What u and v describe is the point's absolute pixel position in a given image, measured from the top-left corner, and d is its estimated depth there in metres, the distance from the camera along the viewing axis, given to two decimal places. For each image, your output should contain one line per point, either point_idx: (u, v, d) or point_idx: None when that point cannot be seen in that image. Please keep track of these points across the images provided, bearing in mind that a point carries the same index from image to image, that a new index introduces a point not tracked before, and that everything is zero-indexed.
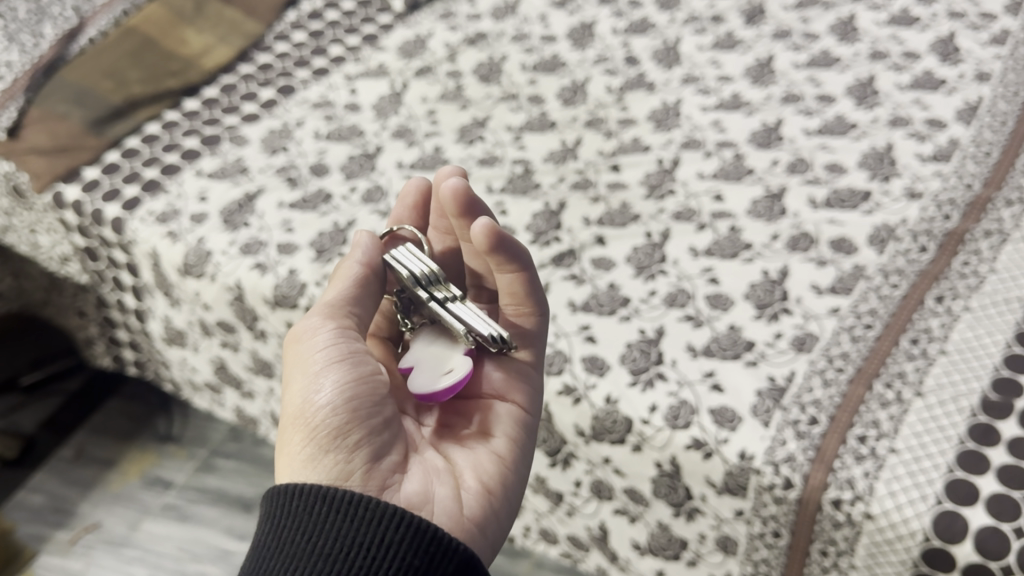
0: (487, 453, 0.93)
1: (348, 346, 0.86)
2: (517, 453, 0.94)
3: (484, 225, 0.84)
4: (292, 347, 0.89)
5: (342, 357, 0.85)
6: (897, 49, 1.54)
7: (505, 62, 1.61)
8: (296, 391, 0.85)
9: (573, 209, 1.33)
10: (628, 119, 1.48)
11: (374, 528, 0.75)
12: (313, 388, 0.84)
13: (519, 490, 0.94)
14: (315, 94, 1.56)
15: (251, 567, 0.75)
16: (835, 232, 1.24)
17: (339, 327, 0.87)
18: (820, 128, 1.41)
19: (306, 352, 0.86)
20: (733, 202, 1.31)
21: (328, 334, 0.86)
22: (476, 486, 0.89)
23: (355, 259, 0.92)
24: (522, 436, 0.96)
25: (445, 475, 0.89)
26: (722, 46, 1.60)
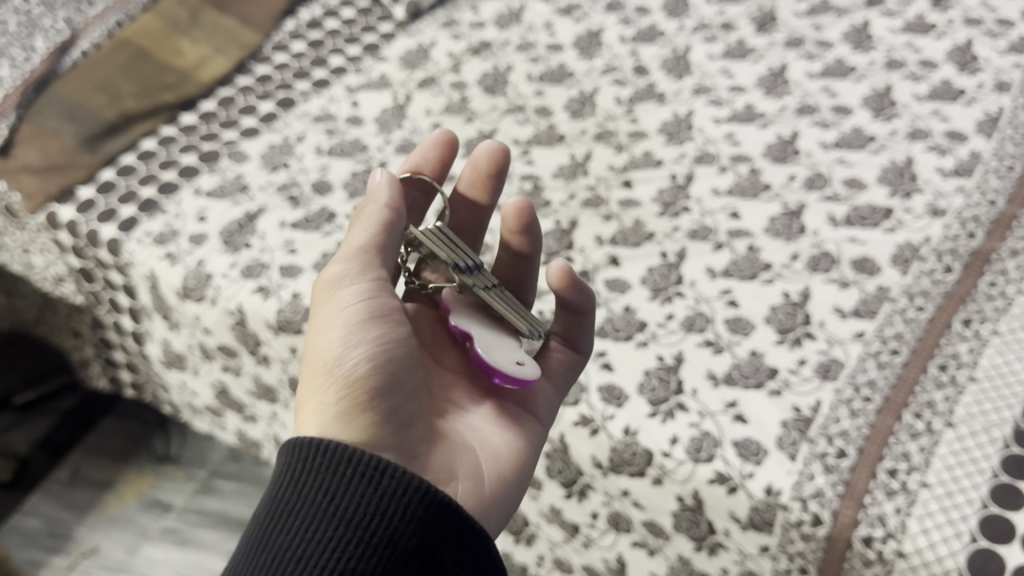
0: (502, 438, 0.91)
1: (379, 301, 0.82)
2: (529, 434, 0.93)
3: (563, 268, 0.91)
4: (320, 295, 0.83)
5: (373, 313, 0.81)
6: (914, 58, 1.50)
7: (511, 72, 1.57)
8: (328, 339, 0.80)
9: (585, 227, 1.29)
10: (639, 132, 1.44)
11: (399, 498, 0.70)
12: (345, 347, 0.79)
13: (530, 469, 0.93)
14: (316, 107, 1.51)
15: (263, 518, 0.70)
16: (856, 252, 1.20)
17: (371, 281, 0.82)
18: (837, 141, 1.37)
19: (338, 305, 0.81)
20: (750, 219, 1.27)
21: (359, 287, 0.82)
22: (492, 462, 0.88)
23: (382, 200, 0.85)
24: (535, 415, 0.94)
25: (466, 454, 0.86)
26: (733, 55, 1.55)
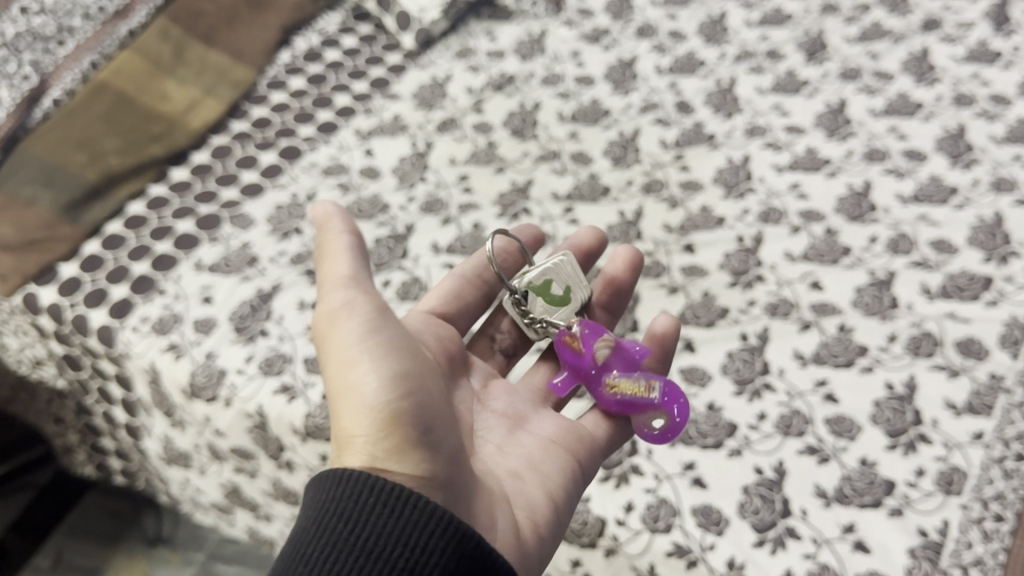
0: (541, 490, 0.85)
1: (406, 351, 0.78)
2: (562, 485, 0.87)
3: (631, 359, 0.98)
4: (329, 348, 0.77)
5: (375, 359, 0.75)
6: (982, 92, 1.38)
7: (539, 110, 1.42)
8: (355, 383, 0.73)
9: (648, 302, 1.15)
10: (692, 182, 1.29)
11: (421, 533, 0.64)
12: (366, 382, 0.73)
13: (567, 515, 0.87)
14: (325, 157, 1.35)
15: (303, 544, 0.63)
16: (960, 332, 1.07)
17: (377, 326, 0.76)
18: (916, 194, 1.24)
19: (346, 352, 0.75)
20: (834, 291, 1.13)
21: (372, 327, 0.76)
22: (529, 524, 0.81)
23: (343, 230, 0.82)
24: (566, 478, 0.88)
25: (503, 502, 0.80)
26: (784, 88, 1.41)
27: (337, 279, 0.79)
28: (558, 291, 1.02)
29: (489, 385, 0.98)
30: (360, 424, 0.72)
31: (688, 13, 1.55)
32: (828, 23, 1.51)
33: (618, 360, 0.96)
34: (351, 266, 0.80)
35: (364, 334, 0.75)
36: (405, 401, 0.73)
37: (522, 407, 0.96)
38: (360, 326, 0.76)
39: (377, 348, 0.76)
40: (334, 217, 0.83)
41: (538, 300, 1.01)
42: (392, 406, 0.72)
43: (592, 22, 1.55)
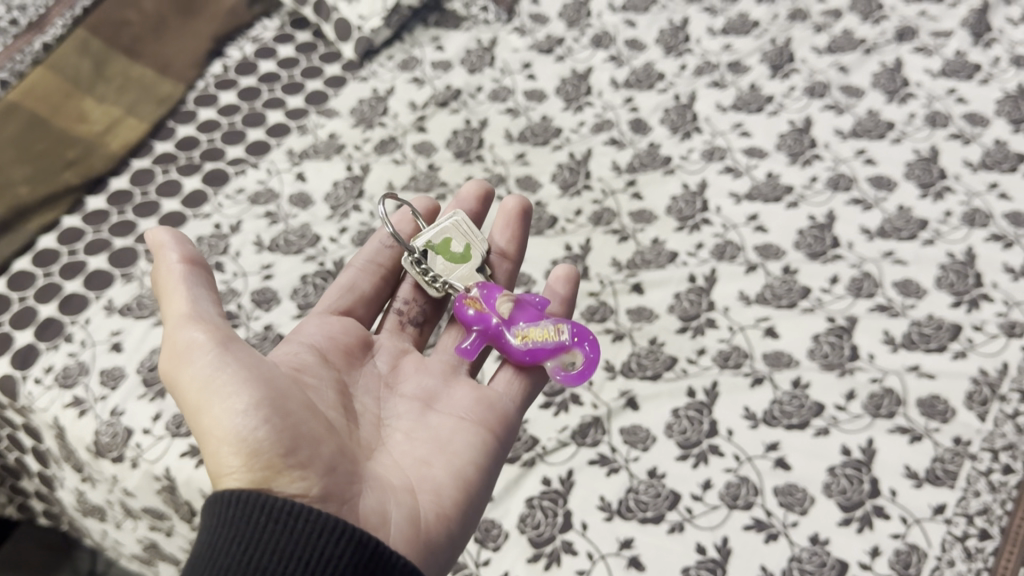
0: (447, 473, 0.78)
1: (267, 371, 0.72)
2: (476, 476, 0.80)
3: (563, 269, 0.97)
4: (183, 378, 0.71)
5: (234, 378, 0.69)
6: (958, 110, 1.28)
7: (485, 129, 1.33)
8: (218, 413, 0.68)
9: (590, 350, 1.06)
10: (644, 212, 1.21)
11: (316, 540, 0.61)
12: (225, 409, 0.68)
13: (483, 498, 0.81)
14: (252, 181, 1.26)
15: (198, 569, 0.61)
16: (924, 389, 0.99)
17: (227, 347, 0.71)
18: (882, 228, 1.16)
19: (204, 379, 0.70)
20: (791, 340, 1.05)
21: (221, 359, 0.70)
22: (433, 514, 0.75)
23: (173, 261, 0.76)
24: (484, 455, 0.82)
25: (401, 493, 0.74)
26: (747, 105, 1.32)
27: (179, 319, 0.73)
28: (457, 249, 0.96)
29: (398, 365, 0.90)
30: (232, 455, 0.68)
31: (647, 19, 1.45)
32: (796, 30, 1.42)
33: (521, 312, 0.89)
34: (191, 302, 0.74)
35: (213, 371, 0.69)
36: (269, 414, 0.68)
37: (435, 382, 0.89)
38: (215, 359, 0.70)
39: (236, 368, 0.70)
40: (164, 250, 0.76)
41: (438, 260, 0.95)
42: (256, 423, 0.67)
43: (546, 30, 1.45)
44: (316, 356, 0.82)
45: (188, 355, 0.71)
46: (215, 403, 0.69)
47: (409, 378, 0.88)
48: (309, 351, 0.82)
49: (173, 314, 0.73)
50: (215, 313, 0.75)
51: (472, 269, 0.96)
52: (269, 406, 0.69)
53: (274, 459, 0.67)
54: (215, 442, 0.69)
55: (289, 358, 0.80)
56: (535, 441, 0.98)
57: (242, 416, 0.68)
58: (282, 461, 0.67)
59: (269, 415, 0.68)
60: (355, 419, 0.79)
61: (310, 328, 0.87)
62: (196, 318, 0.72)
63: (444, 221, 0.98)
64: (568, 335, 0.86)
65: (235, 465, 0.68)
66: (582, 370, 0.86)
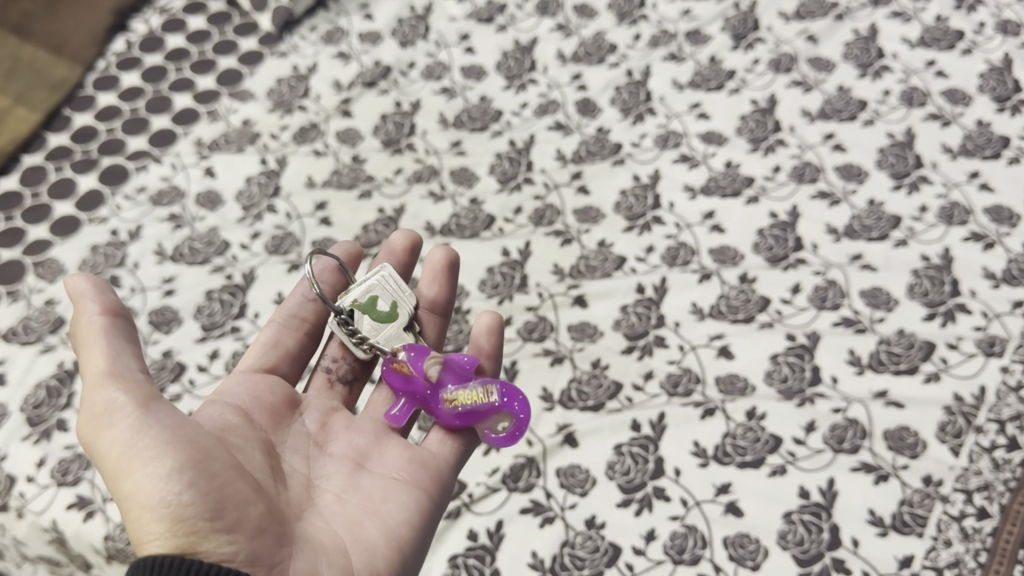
0: (383, 531, 0.68)
1: (195, 427, 0.62)
2: (415, 532, 0.70)
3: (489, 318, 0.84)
4: (103, 439, 0.62)
5: (163, 439, 0.60)
6: (937, 86, 1.16)
7: (417, 113, 1.20)
8: (143, 476, 0.59)
9: (526, 376, 0.96)
10: (590, 210, 1.09)
11: None
12: (151, 473, 0.59)
13: (423, 554, 0.71)
14: (156, 179, 1.14)
15: None
16: (892, 420, 0.90)
17: (154, 407, 0.62)
18: (851, 226, 1.05)
19: (127, 441, 0.60)
20: (747, 361, 0.95)
21: (145, 419, 0.61)
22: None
23: (95, 312, 0.66)
24: (423, 509, 0.72)
25: (333, 554, 0.64)
26: (705, 82, 1.20)
27: (97, 376, 0.63)
28: (383, 305, 0.83)
29: (330, 422, 0.77)
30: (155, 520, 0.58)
31: None
32: None
33: (450, 373, 0.78)
34: (114, 356, 0.64)
35: (134, 434, 0.61)
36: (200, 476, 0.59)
37: (368, 440, 0.76)
38: (138, 421, 0.61)
39: (165, 427, 0.61)
40: (85, 298, 0.66)
41: (365, 320, 0.82)
42: (185, 487, 0.59)
43: None
44: (240, 416, 0.70)
45: (108, 418, 0.62)
46: (137, 465, 0.60)
47: (340, 434, 0.76)
48: (230, 408, 0.70)
49: (92, 373, 0.64)
50: (138, 368, 0.65)
51: (401, 327, 0.83)
52: (194, 468, 0.60)
53: (199, 525, 0.58)
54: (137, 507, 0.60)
55: (211, 415, 0.68)
56: (461, 486, 0.88)
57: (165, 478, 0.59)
58: (206, 527, 0.58)
59: (194, 479, 0.59)
60: (283, 478, 0.68)
61: (236, 382, 0.75)
62: (116, 373, 0.63)
63: (370, 275, 0.85)
64: (498, 398, 0.76)
65: (156, 531, 0.59)
66: (513, 433, 0.78)
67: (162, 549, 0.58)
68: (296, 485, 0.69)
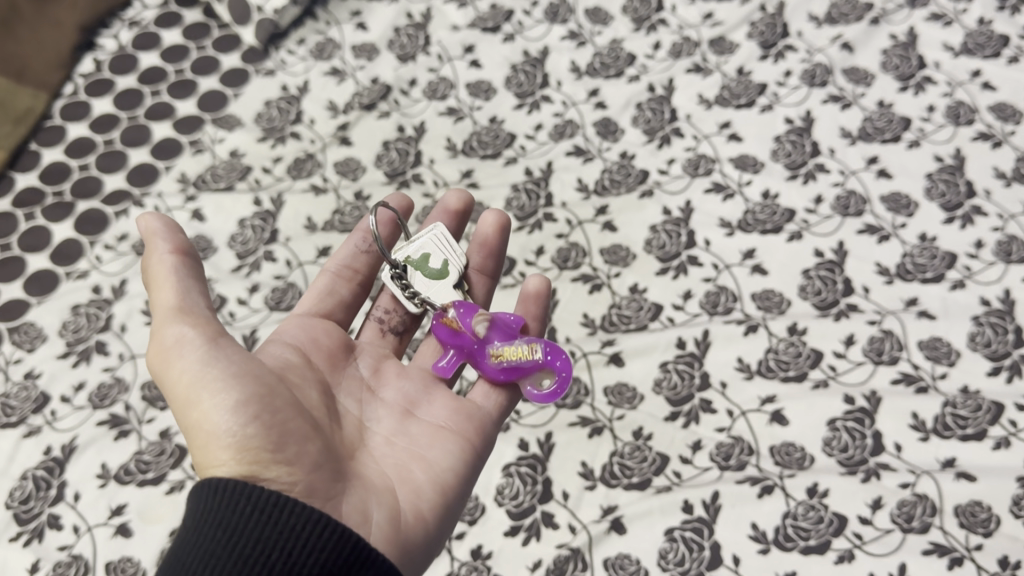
0: (432, 469, 0.63)
1: (261, 366, 0.59)
2: (462, 475, 0.65)
3: (538, 284, 0.77)
4: (168, 369, 0.58)
5: (230, 372, 0.57)
6: (984, 100, 1.08)
7: (423, 138, 1.10)
8: (207, 405, 0.56)
9: (563, 450, 0.88)
10: (619, 249, 1.01)
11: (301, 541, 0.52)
12: (215, 404, 0.55)
13: (467, 495, 0.66)
14: (138, 224, 1.04)
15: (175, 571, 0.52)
16: (963, 494, 0.83)
17: (220, 344, 0.58)
18: (904, 267, 0.97)
19: (192, 372, 0.57)
20: (802, 428, 0.88)
21: (212, 354, 0.57)
22: (416, 518, 0.60)
23: (162, 246, 0.61)
24: (467, 454, 0.66)
25: (383, 492, 0.59)
26: (735, 99, 1.11)
27: (167, 310, 0.59)
28: (435, 261, 0.76)
29: (384, 365, 0.71)
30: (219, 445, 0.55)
31: None
32: None
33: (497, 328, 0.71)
34: (180, 290, 0.60)
35: (203, 367, 0.57)
36: (265, 412, 0.56)
37: (418, 384, 0.70)
38: (202, 354, 0.57)
39: (233, 362, 0.57)
40: (154, 235, 0.61)
41: (417, 276, 0.75)
42: (247, 419, 0.55)
43: None
44: (299, 355, 0.65)
45: (175, 353, 0.57)
46: (203, 394, 0.56)
47: (389, 378, 0.70)
48: (291, 349, 0.65)
49: (161, 307, 0.60)
50: (205, 305, 0.61)
51: (454, 286, 0.75)
52: (258, 402, 0.56)
53: (261, 454, 0.55)
54: (203, 438, 0.56)
55: (271, 353, 0.63)
56: None
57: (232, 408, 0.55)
58: (270, 458, 0.55)
59: (259, 411, 0.56)
60: (338, 416, 0.63)
61: (296, 328, 0.69)
62: (185, 311, 0.59)
63: (423, 232, 0.77)
64: (542, 354, 0.69)
65: (220, 458, 0.55)
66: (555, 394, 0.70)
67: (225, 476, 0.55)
68: (350, 424, 0.64)
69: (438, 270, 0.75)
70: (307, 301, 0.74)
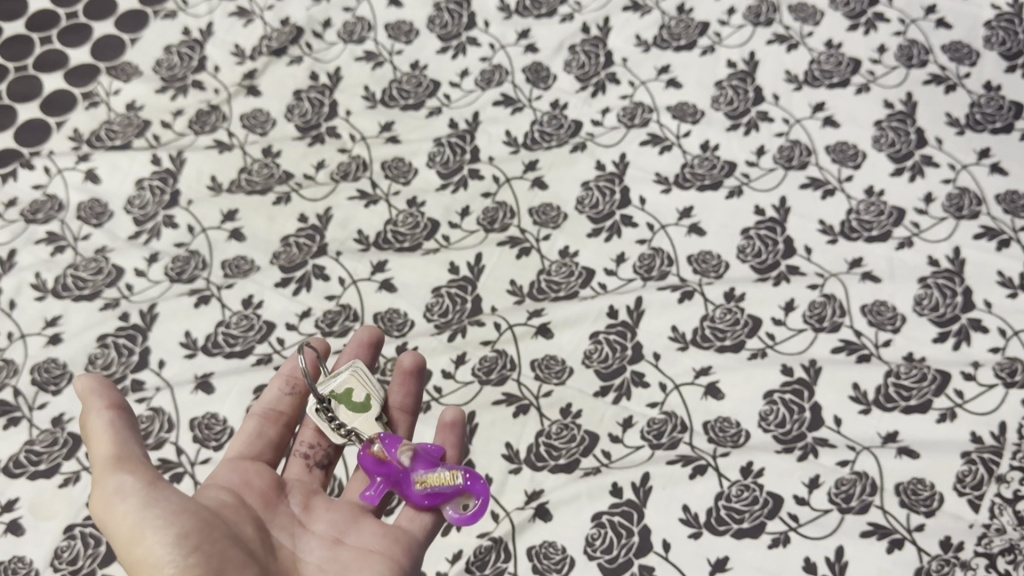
0: None
1: (201, 509, 0.54)
2: None
3: (457, 414, 0.70)
4: (104, 521, 0.53)
5: (174, 515, 0.52)
6: (939, 39, 1.03)
7: (338, 87, 1.04)
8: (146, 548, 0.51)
9: (486, 431, 0.82)
10: (548, 208, 0.95)
11: None
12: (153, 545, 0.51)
13: None
14: (27, 187, 0.96)
15: None
16: (905, 472, 0.77)
17: (162, 489, 0.53)
18: (848, 224, 0.92)
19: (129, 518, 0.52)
20: (738, 402, 0.82)
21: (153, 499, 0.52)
22: None
23: (96, 396, 0.56)
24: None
25: None
26: (675, 40, 1.05)
27: (105, 459, 0.54)
28: (360, 395, 0.69)
29: (313, 501, 0.65)
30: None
31: None
32: None
33: (422, 451, 0.65)
34: (117, 435, 0.55)
35: (147, 511, 0.52)
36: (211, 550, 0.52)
37: (348, 514, 0.64)
38: (143, 498, 0.52)
39: (174, 506, 0.53)
40: (88, 389, 0.56)
41: (340, 410, 0.68)
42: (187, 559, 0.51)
43: None
44: (232, 495, 0.60)
45: (114, 499, 0.52)
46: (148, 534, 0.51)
47: (319, 513, 0.64)
48: (225, 490, 0.59)
49: (99, 458, 0.54)
50: (144, 450, 0.56)
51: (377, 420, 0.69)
52: (196, 542, 0.52)
53: None
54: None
55: (208, 494, 0.58)
56: None
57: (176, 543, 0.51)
58: None
59: (203, 550, 0.51)
60: (274, 551, 0.58)
61: (228, 471, 0.63)
62: (124, 459, 0.54)
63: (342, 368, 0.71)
64: (462, 478, 0.63)
65: None
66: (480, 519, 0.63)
67: None
68: (284, 557, 0.58)
69: (360, 401, 0.69)
70: (232, 448, 0.67)
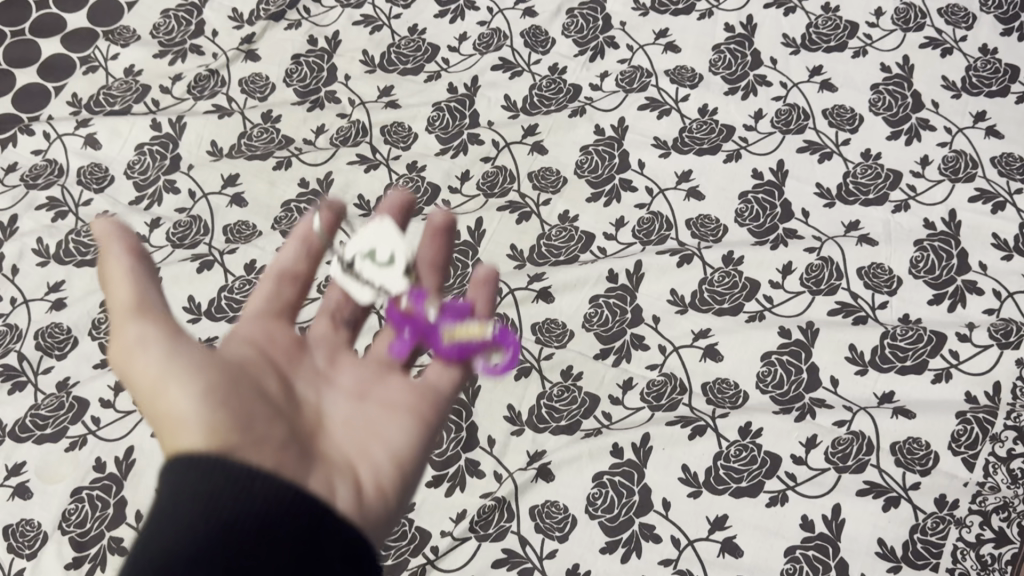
0: (382, 451, 0.61)
1: (215, 352, 0.57)
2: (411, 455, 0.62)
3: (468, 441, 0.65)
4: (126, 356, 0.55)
5: (198, 352, 0.56)
6: (935, 3, 1.03)
7: (336, 51, 1.04)
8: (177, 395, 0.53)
9: (489, 394, 0.83)
10: (548, 173, 0.96)
11: (283, 515, 0.50)
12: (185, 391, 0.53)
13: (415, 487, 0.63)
14: (27, 153, 0.97)
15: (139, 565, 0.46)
16: (901, 431, 0.79)
17: (181, 337, 0.56)
18: (845, 187, 0.93)
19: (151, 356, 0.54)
20: (736, 363, 0.84)
21: (176, 348, 0.55)
22: (371, 485, 0.59)
23: (116, 242, 0.58)
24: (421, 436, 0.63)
25: (340, 468, 0.58)
26: (673, 4, 1.05)
27: (123, 302, 0.56)
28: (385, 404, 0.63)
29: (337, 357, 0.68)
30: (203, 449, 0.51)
31: None
32: None
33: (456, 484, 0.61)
34: (135, 279, 0.57)
35: (166, 355, 0.54)
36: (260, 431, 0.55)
37: (370, 371, 0.67)
38: (168, 343, 0.55)
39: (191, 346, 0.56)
40: (110, 228, 0.59)
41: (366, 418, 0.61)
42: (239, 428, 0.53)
43: None
44: (251, 348, 0.62)
45: (134, 344, 0.54)
46: (172, 381, 0.53)
47: (345, 368, 0.67)
48: (245, 345, 0.62)
49: (115, 302, 0.56)
50: (160, 296, 0.58)
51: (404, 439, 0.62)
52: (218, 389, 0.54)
53: (228, 434, 0.53)
54: (167, 428, 0.53)
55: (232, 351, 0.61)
56: (423, 539, 0.76)
57: (204, 396, 0.53)
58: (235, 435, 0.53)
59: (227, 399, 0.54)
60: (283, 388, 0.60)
61: (251, 324, 0.65)
62: (143, 305, 0.56)
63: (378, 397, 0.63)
64: None
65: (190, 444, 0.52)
66: None
67: (194, 450, 0.51)
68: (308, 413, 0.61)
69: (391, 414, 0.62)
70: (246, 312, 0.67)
